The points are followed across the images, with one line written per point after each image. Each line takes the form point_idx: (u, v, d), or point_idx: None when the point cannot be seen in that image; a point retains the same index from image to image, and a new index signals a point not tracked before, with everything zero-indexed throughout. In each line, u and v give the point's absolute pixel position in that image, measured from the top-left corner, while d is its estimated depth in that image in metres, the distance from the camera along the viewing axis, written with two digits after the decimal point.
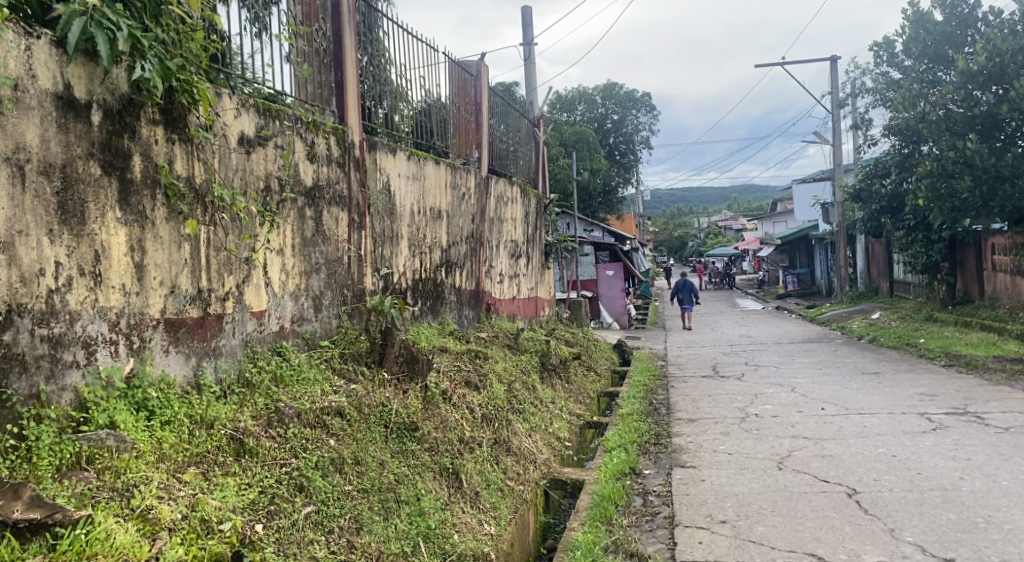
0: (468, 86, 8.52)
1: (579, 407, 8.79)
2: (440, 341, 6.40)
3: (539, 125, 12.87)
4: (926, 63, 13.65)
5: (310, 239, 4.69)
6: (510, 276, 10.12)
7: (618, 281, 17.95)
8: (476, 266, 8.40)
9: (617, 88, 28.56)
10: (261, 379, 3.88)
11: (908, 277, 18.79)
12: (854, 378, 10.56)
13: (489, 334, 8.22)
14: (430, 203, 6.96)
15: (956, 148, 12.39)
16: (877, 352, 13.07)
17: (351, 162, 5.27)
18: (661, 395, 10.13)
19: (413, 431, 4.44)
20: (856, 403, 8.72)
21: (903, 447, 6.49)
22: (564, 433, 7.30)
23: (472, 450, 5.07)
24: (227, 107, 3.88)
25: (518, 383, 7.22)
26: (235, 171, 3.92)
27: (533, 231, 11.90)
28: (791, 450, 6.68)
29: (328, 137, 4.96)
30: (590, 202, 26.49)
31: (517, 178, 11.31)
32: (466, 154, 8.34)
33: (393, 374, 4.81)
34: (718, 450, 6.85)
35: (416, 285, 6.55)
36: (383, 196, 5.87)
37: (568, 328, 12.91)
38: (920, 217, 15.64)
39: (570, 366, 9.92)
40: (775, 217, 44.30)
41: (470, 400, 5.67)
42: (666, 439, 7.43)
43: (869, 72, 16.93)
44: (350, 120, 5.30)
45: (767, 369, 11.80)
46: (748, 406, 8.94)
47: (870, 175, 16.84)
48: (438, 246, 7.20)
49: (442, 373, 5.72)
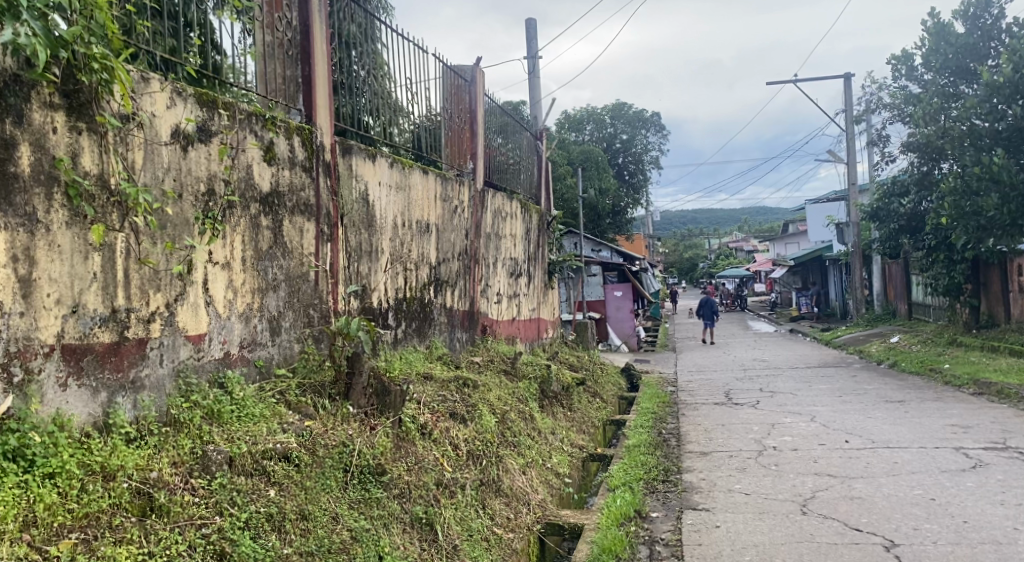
0: (462, 91, 7.94)
1: (582, 437, 8.13)
2: (424, 368, 5.79)
3: (542, 138, 12.31)
4: (948, 77, 13.08)
5: (265, 252, 4.10)
6: (510, 296, 9.50)
7: (627, 302, 17.32)
8: (470, 285, 7.80)
9: (625, 107, 28.06)
10: (193, 415, 3.27)
11: (927, 299, 18.08)
12: (878, 407, 9.85)
13: (483, 359, 7.61)
14: (417, 215, 6.37)
15: (980, 164, 11.74)
16: (899, 378, 12.35)
17: (320, 165, 4.69)
18: (670, 423, 9.46)
19: (379, 475, 3.81)
20: (883, 436, 8.02)
21: (943, 489, 5.82)
22: (564, 468, 6.69)
23: (453, 496, 4.44)
24: (159, 97, 3.29)
25: (513, 413, 6.60)
26: (165, 169, 3.34)
27: (536, 249, 11.30)
28: (815, 490, 6.02)
29: (291, 137, 4.40)
30: (598, 222, 25.85)
31: (519, 193, 10.71)
32: (459, 165, 7.77)
33: (361, 408, 4.18)
34: (733, 490, 6.19)
35: (398, 305, 5.95)
36: (360, 206, 5.29)
37: (573, 352, 12.28)
38: (942, 236, 14.97)
39: (573, 393, 9.27)
40: (787, 238, 43.45)
41: (454, 435, 5.04)
42: (676, 476, 6.77)
43: (886, 87, 16.33)
44: (320, 119, 4.73)
45: (783, 396, 11.10)
46: (765, 437, 8.27)
47: (888, 194, 16.18)
48: (426, 262, 6.61)
49: (422, 404, 5.09)
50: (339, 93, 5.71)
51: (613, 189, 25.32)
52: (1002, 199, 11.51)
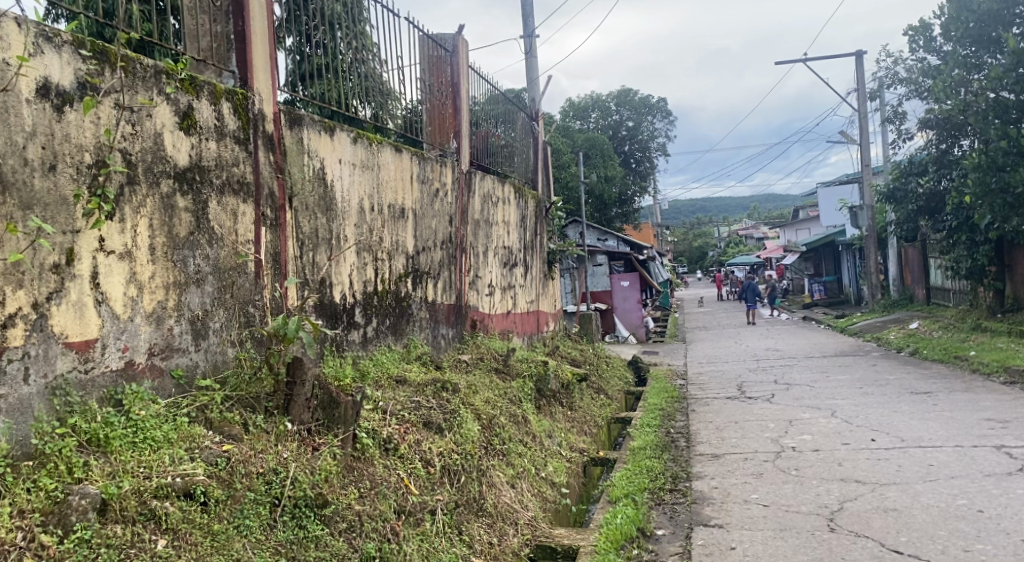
0: (443, 64, 7.23)
1: (583, 440, 7.45)
2: (398, 372, 5.13)
3: (538, 120, 11.58)
4: (969, 46, 12.18)
5: (184, 240, 3.41)
6: (504, 288, 8.80)
7: (634, 292, 16.58)
8: (456, 276, 7.09)
9: (631, 93, 27.26)
10: (64, 445, 2.65)
11: (946, 283, 17.30)
12: (903, 400, 9.10)
13: (472, 357, 6.93)
14: (389, 198, 5.67)
15: (1006, 137, 11.01)
16: (922, 367, 11.58)
17: (259, 135, 4.00)
18: (679, 421, 8.75)
19: (319, 509, 3.10)
20: (913, 433, 7.29)
21: (991, 497, 5.14)
22: (561, 478, 6.04)
23: (419, 526, 3.76)
24: (15, 42, 2.69)
25: (504, 418, 5.93)
26: (28, 134, 2.72)
27: (533, 238, 10.58)
28: (842, 500, 5.32)
29: (221, 102, 3.72)
30: (603, 211, 25.05)
31: (513, 177, 9.99)
32: (441, 144, 7.08)
33: (303, 426, 3.49)
34: (749, 501, 5.49)
35: (367, 300, 5.27)
36: (316, 186, 4.59)
37: (575, 345, 11.56)
38: (963, 215, 14.16)
39: (574, 390, 8.57)
40: (798, 224, 42.50)
41: (426, 448, 4.38)
42: (685, 484, 6.07)
43: (903, 61, 15.52)
44: (259, 83, 4.04)
45: (800, 389, 10.36)
46: (782, 436, 7.55)
47: (905, 173, 15.36)
48: (402, 250, 5.91)
49: (387, 414, 4.43)
50: (314, 68, 5.20)
51: (619, 177, 24.54)
52: None
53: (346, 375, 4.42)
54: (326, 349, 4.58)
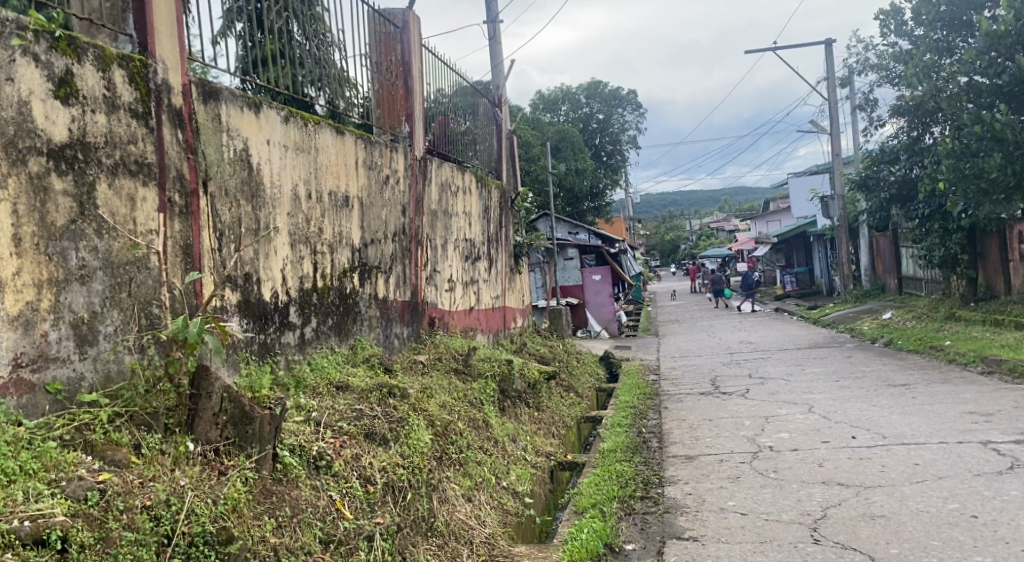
0: (393, 41, 6.72)
1: (550, 443, 6.98)
2: (340, 378, 4.64)
3: (502, 107, 11.07)
4: (940, 30, 11.88)
5: (63, 230, 2.95)
6: (465, 283, 8.31)
7: (606, 286, 16.16)
8: (410, 270, 6.59)
9: (602, 86, 26.87)
10: None
11: (918, 272, 17.11)
12: (882, 394, 8.75)
13: (429, 358, 6.42)
14: (330, 185, 5.15)
15: (980, 121, 10.60)
16: (898, 358, 11.28)
17: (162, 110, 3.50)
18: (652, 419, 8.33)
19: (222, 546, 2.57)
20: (894, 429, 6.92)
21: (985, 500, 4.76)
22: (524, 486, 5.58)
23: (353, 555, 3.28)
24: None
25: (461, 423, 5.45)
26: None
27: (497, 230, 10.09)
28: (825, 506, 4.91)
29: (113, 68, 3.22)
30: (574, 204, 24.61)
31: (475, 166, 9.49)
32: (393, 128, 6.58)
33: (209, 446, 3.00)
34: (725, 509, 5.07)
35: (304, 298, 4.75)
36: (237, 168, 4.08)
37: (544, 342, 11.11)
38: (936, 203, 13.89)
39: (541, 389, 8.11)
40: (769, 216, 42.43)
41: (365, 465, 3.88)
42: (657, 490, 5.64)
43: (873, 47, 15.25)
44: (164, 50, 3.55)
45: (776, 383, 10.00)
46: (759, 435, 7.15)
47: (877, 161, 15.08)
48: (347, 242, 5.40)
49: (321, 426, 3.93)
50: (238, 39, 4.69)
51: (590, 170, 24.13)
52: (1006, 159, 10.34)
53: (266, 385, 3.91)
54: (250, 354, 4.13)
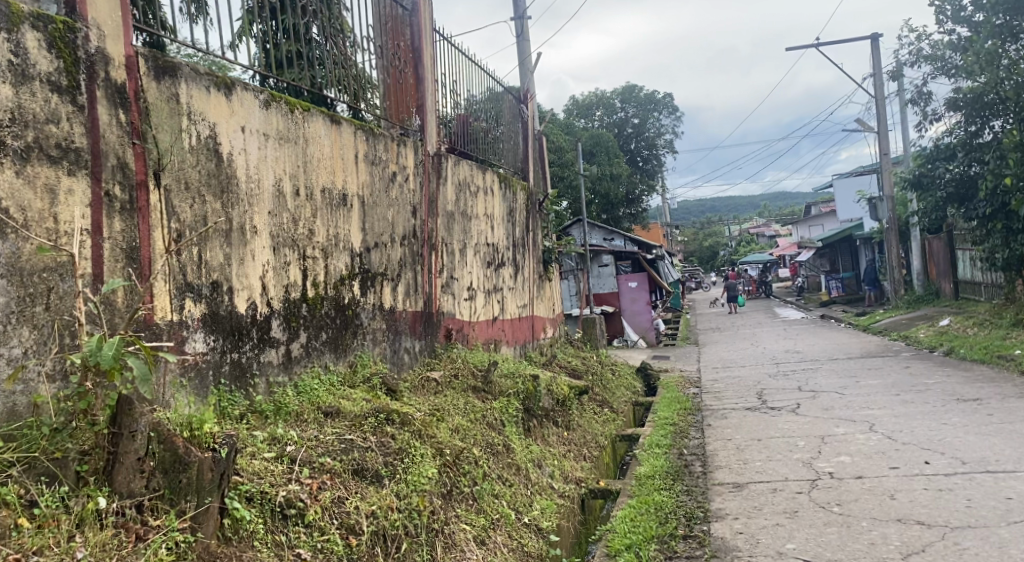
0: (401, 25, 6.11)
1: (580, 467, 6.25)
2: (331, 401, 4.00)
3: (529, 103, 10.36)
4: (1002, 14, 10.67)
5: None
6: (487, 291, 7.62)
7: (643, 293, 15.35)
8: (421, 276, 5.92)
9: (637, 89, 26.07)
10: None
11: (978, 275, 16.04)
12: (951, 410, 7.86)
13: (444, 375, 5.75)
14: (323, 181, 4.52)
15: None
16: (963, 369, 10.32)
17: (96, 84, 2.93)
18: (694, 438, 7.55)
19: None
20: (974, 453, 6.07)
21: None
22: (549, 522, 4.85)
23: None
24: None
25: (477, 449, 4.75)
26: None
27: (523, 235, 9.37)
28: (906, 554, 4.12)
29: (23, 33, 2.70)
30: (611, 210, 23.74)
31: (499, 167, 8.80)
32: (403, 120, 5.93)
33: (131, 500, 2.50)
34: (784, 553, 4.30)
35: (291, 310, 4.12)
36: (202, 157, 3.41)
37: (576, 354, 10.37)
38: (998, 202, 12.59)
39: (571, 406, 7.37)
40: (811, 219, 41.11)
41: (349, 511, 3.22)
42: (701, 526, 4.90)
43: (927, 37, 14.24)
44: (100, 12, 2.98)
45: (830, 397, 9.13)
46: (817, 459, 6.33)
47: (931, 159, 13.96)
48: (345, 245, 4.75)
49: (297, 465, 3.27)
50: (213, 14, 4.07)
51: (625, 175, 23.30)
52: None
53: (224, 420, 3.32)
54: (219, 381, 3.58)
